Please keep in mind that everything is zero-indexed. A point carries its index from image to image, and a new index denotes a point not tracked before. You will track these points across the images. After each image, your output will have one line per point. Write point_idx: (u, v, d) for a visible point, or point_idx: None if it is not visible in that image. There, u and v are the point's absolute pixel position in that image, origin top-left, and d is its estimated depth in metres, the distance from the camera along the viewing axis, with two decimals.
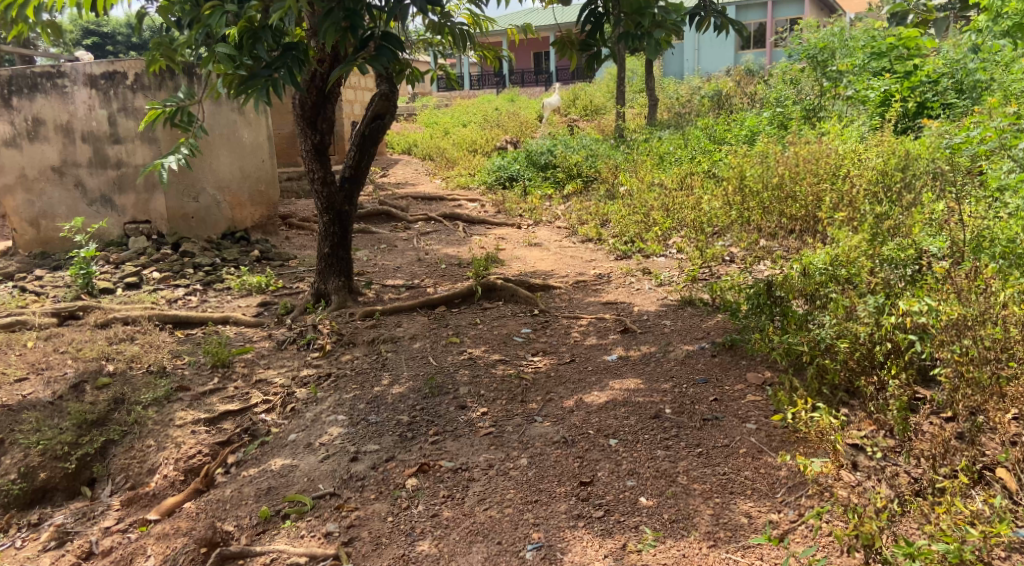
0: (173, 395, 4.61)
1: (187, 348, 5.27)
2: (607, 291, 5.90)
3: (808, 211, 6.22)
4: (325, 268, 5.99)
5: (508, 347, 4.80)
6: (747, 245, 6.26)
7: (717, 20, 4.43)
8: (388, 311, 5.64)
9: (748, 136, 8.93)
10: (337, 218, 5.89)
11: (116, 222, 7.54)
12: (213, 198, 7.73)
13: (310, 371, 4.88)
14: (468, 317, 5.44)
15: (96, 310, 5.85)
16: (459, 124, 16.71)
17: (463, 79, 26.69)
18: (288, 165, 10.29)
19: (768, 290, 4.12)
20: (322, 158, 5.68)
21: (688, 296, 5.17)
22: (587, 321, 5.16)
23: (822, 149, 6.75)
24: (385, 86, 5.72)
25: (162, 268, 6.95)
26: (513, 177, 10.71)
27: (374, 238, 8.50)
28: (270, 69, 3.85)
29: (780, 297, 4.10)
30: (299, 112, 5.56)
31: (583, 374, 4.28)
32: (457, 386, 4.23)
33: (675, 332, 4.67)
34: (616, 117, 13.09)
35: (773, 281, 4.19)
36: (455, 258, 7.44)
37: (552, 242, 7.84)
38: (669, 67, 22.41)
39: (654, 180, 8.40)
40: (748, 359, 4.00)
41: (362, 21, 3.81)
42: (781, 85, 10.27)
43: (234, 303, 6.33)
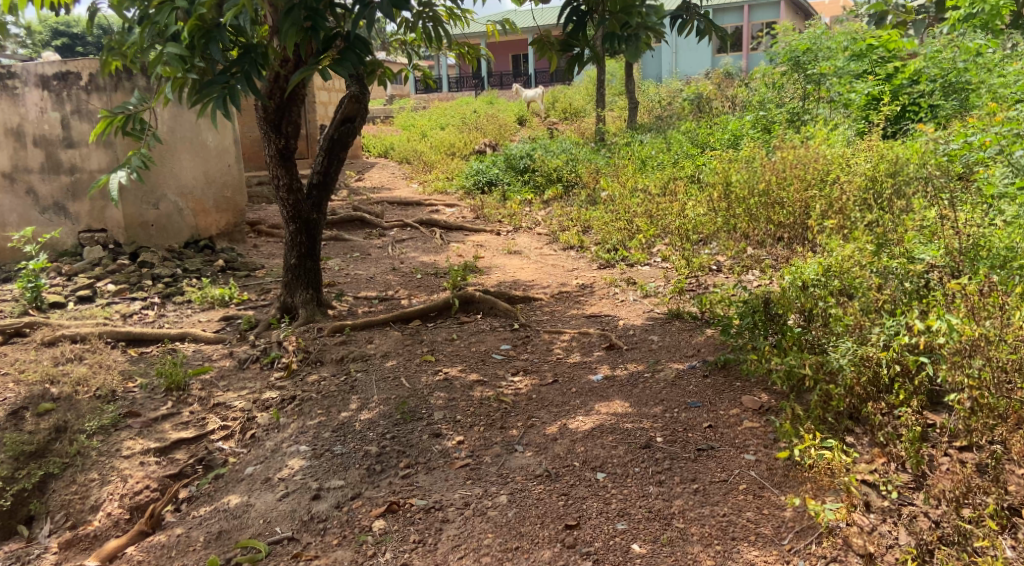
0: (120, 422, 4.30)
1: (140, 369, 4.93)
2: (590, 303, 5.61)
3: (796, 218, 5.97)
4: (292, 280, 5.65)
5: (486, 366, 4.49)
6: (735, 253, 6.00)
7: (701, 25, 4.14)
8: (358, 326, 5.30)
9: (731, 140, 8.71)
10: (304, 227, 5.55)
11: (70, 231, 7.13)
12: (175, 205, 7.38)
13: (273, 394, 4.54)
14: (444, 333, 5.12)
15: (44, 326, 5.50)
16: (436, 127, 16.37)
17: (441, 82, 26.38)
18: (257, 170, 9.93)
19: (765, 307, 3.86)
20: (287, 163, 5.35)
21: (677, 310, 4.89)
22: (570, 336, 4.86)
23: (809, 154, 6.49)
24: (355, 87, 5.39)
25: (118, 280, 6.57)
26: (491, 181, 10.40)
27: (346, 246, 8.14)
28: (227, 75, 3.47)
29: (776, 313, 3.82)
30: (262, 115, 5.20)
31: (566, 397, 3.97)
32: (431, 412, 3.91)
33: (664, 349, 4.39)
34: (596, 120, 12.83)
35: (769, 296, 3.93)
36: (431, 267, 7.11)
37: (532, 250, 7.55)
38: (648, 70, 22.23)
39: (636, 185, 8.16)
40: (743, 381, 3.72)
41: (325, 22, 3.50)
42: (764, 88, 10.06)
43: (194, 317, 5.97)
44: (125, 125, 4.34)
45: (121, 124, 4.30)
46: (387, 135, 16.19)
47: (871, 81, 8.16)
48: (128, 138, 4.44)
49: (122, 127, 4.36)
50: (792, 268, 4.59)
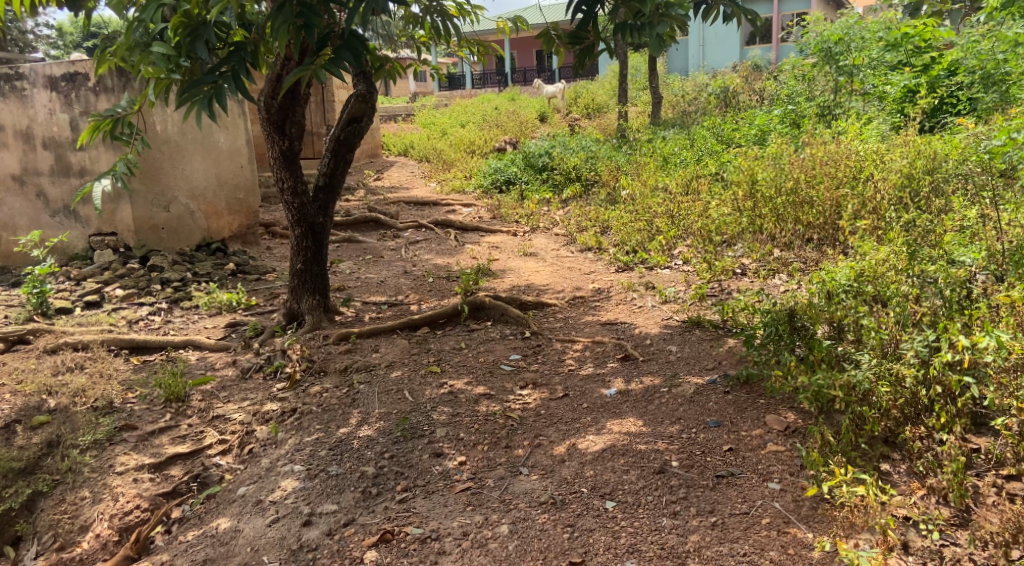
0: (115, 436, 4.15)
1: (140, 378, 4.78)
2: (606, 309, 5.36)
3: (826, 218, 5.71)
4: (298, 286, 5.47)
5: (494, 378, 4.27)
6: (760, 256, 5.72)
7: (727, 9, 3.85)
8: (364, 334, 5.12)
9: (757, 136, 8.38)
10: (310, 231, 5.36)
11: (80, 234, 7.02)
12: (186, 207, 7.25)
13: (273, 406, 4.36)
14: (452, 341, 4.92)
15: (47, 334, 5.38)
16: (457, 124, 16.18)
17: (464, 79, 26.19)
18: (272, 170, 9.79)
19: (790, 318, 3.59)
20: (292, 166, 5.17)
21: (697, 318, 4.63)
22: (583, 346, 4.63)
23: (840, 150, 6.18)
24: (362, 86, 5.18)
25: (126, 284, 6.44)
26: (509, 180, 10.17)
27: (359, 248, 7.97)
28: (215, 75, 3.22)
29: (803, 324, 3.56)
30: (265, 116, 5.02)
31: (577, 413, 3.74)
32: (433, 428, 3.70)
33: (682, 361, 4.13)
34: (618, 116, 12.54)
35: (794, 307, 3.66)
36: (444, 270, 6.91)
37: (549, 252, 7.30)
38: (673, 64, 21.85)
39: (657, 183, 7.89)
40: (766, 398, 3.46)
41: (319, 20, 3.21)
42: (793, 81, 9.71)
43: (200, 323, 5.82)
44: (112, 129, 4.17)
45: (109, 129, 4.12)
46: (407, 134, 16.04)
47: (906, 73, 7.81)
48: (119, 143, 4.29)
49: (109, 132, 4.18)
50: (821, 273, 4.34)
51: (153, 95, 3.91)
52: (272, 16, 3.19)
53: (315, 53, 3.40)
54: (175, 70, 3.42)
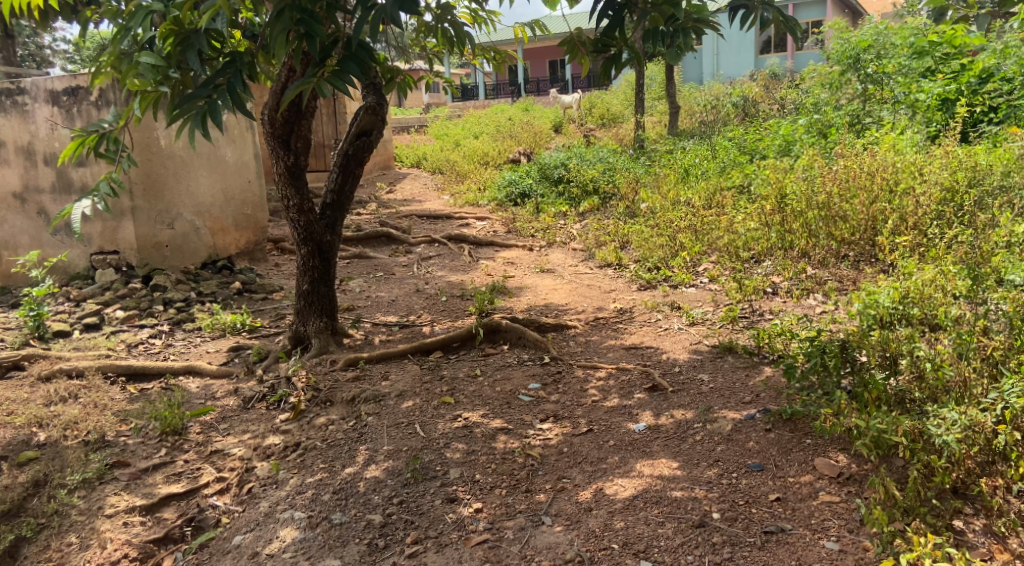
0: (106, 475, 3.88)
1: (136, 408, 4.51)
2: (630, 331, 5.05)
3: (861, 235, 5.43)
4: (305, 308, 5.19)
5: (512, 410, 3.97)
6: (793, 274, 5.39)
7: (766, 14, 3.50)
8: (374, 359, 4.84)
9: (783, 147, 8.06)
10: (317, 250, 5.09)
11: (81, 254, 6.75)
12: (191, 224, 7.02)
13: (276, 440, 4.08)
14: (467, 368, 4.62)
15: (42, 360, 5.14)
16: (469, 135, 15.93)
17: (477, 89, 25.99)
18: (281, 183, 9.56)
19: (840, 348, 3.26)
20: (297, 182, 4.91)
21: (730, 343, 4.31)
22: (607, 373, 4.33)
23: (875, 161, 5.83)
24: (371, 98, 4.94)
25: (128, 305, 6.19)
26: (524, 193, 9.87)
27: (369, 264, 7.71)
28: (209, 88, 2.93)
29: (855, 353, 3.24)
30: (268, 131, 4.77)
31: (603, 452, 3.43)
32: (446, 469, 3.40)
33: (716, 393, 3.81)
34: (635, 127, 12.23)
35: (845, 338, 3.34)
36: (458, 288, 6.62)
37: (567, 269, 7.00)
38: (689, 73, 21.55)
39: (679, 197, 7.59)
40: (814, 438, 3.15)
41: (321, 27, 2.89)
42: (818, 89, 9.37)
43: (203, 347, 5.55)
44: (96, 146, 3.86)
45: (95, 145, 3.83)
46: (420, 145, 15.80)
47: (940, 79, 7.46)
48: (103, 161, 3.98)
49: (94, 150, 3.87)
50: (864, 295, 4.07)
51: (137, 110, 3.58)
52: (270, 24, 2.88)
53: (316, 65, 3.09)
54: (163, 82, 3.14)
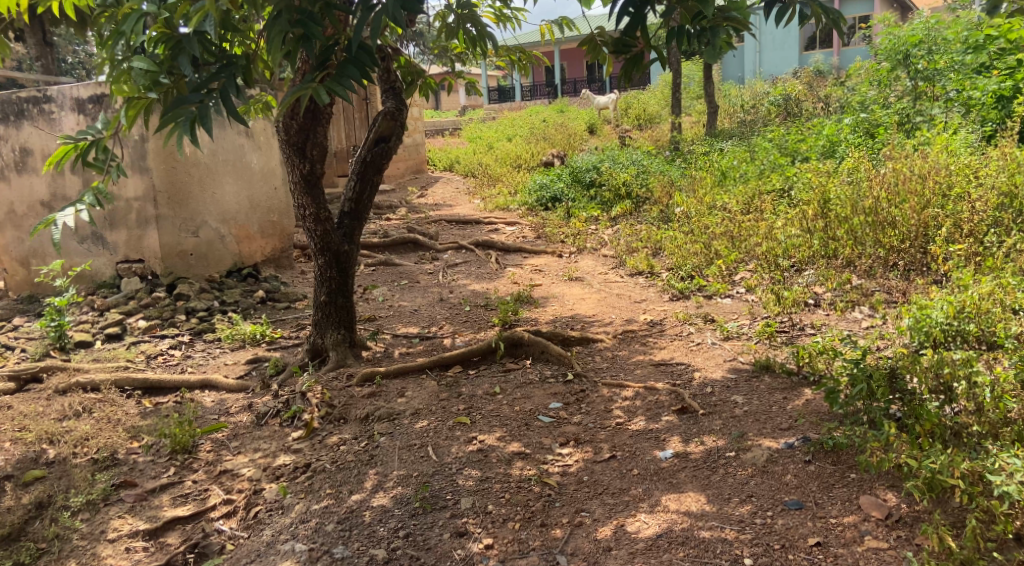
0: (111, 496, 3.77)
1: (147, 424, 4.40)
2: (660, 346, 4.79)
3: (912, 243, 5.12)
4: (322, 319, 5.03)
5: (530, 432, 3.75)
6: (836, 285, 5.07)
7: (805, 8, 3.21)
8: (391, 374, 4.67)
9: (826, 148, 7.71)
10: (335, 260, 4.92)
11: (107, 262, 6.66)
12: (216, 232, 6.93)
13: (286, 460, 3.93)
14: (487, 385, 4.42)
15: (59, 373, 5.06)
16: (503, 138, 15.73)
17: (513, 90, 25.79)
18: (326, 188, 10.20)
19: (891, 378, 3.06)
20: (314, 191, 4.75)
21: (766, 362, 4.02)
22: (633, 393, 4.08)
23: (926, 163, 5.58)
24: (390, 103, 4.89)
25: (150, 314, 6.10)
26: (556, 197, 9.63)
27: (396, 271, 7.57)
28: (202, 93, 2.77)
29: (906, 384, 3.03)
30: (283, 138, 4.63)
31: (626, 482, 3.20)
32: (457, 498, 3.21)
33: (750, 418, 3.54)
34: (672, 128, 11.90)
35: (896, 363, 3.13)
36: (483, 297, 6.41)
37: (596, 277, 6.74)
38: (729, 72, 21.06)
39: (715, 202, 7.30)
40: (859, 472, 2.91)
41: (320, 29, 2.70)
42: (864, 88, 8.97)
43: (221, 359, 5.42)
44: (88, 153, 3.63)
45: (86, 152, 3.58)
46: (453, 148, 15.63)
47: (996, 74, 7.04)
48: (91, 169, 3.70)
49: (85, 158, 3.64)
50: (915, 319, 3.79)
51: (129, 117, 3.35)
52: (267, 25, 2.71)
53: (313, 69, 2.91)
54: (154, 89, 2.97)
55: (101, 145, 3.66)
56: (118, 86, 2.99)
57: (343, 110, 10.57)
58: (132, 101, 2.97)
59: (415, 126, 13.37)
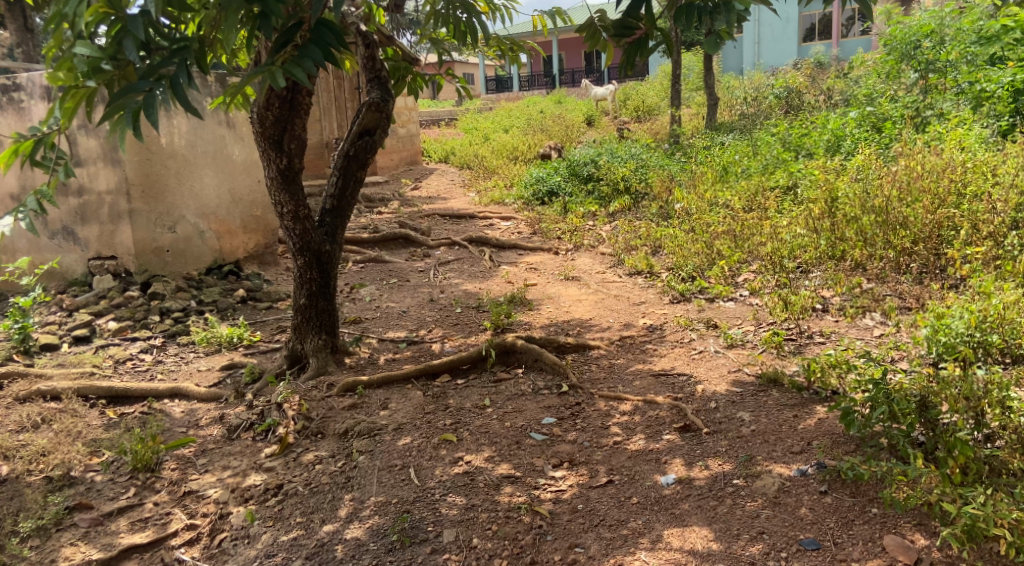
0: (64, 520, 3.47)
1: (110, 438, 4.10)
2: (660, 354, 4.49)
3: (924, 245, 4.83)
4: (301, 324, 4.73)
5: (522, 452, 3.47)
6: (845, 289, 4.80)
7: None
8: (374, 384, 4.36)
9: (832, 142, 7.41)
10: (315, 260, 4.62)
11: (79, 259, 6.28)
12: (195, 227, 6.61)
13: (256, 479, 3.63)
14: (475, 396, 4.13)
15: (21, 379, 4.74)
16: (499, 130, 15.37)
17: (511, 81, 25.38)
18: (318, 177, 10.36)
19: (922, 408, 2.78)
20: (292, 187, 4.44)
21: (774, 375, 3.75)
22: (632, 407, 3.79)
23: (941, 161, 5.29)
24: (375, 93, 4.56)
25: (121, 315, 5.78)
26: (552, 191, 9.31)
27: (384, 269, 7.27)
28: (151, 80, 2.46)
29: (938, 414, 2.75)
30: (258, 131, 4.31)
31: (623, 512, 2.92)
32: (438, 530, 2.94)
33: (758, 439, 3.25)
34: (671, 120, 11.58)
35: (924, 387, 2.85)
36: (474, 298, 6.10)
37: (593, 276, 6.44)
38: (730, 63, 20.66)
39: (716, 198, 7.02)
40: (881, 507, 2.64)
41: (279, 5, 2.40)
42: (872, 81, 8.66)
43: (195, 364, 5.12)
44: (33, 150, 3.27)
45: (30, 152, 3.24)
46: (448, 140, 15.30)
47: (1010, 65, 6.73)
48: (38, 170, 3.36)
49: (30, 156, 3.29)
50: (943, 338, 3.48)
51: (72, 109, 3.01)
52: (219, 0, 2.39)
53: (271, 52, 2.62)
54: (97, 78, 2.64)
55: (48, 142, 3.30)
56: (58, 76, 2.66)
57: (334, 98, 10.65)
58: (72, 92, 2.64)
59: (409, 117, 13.03)
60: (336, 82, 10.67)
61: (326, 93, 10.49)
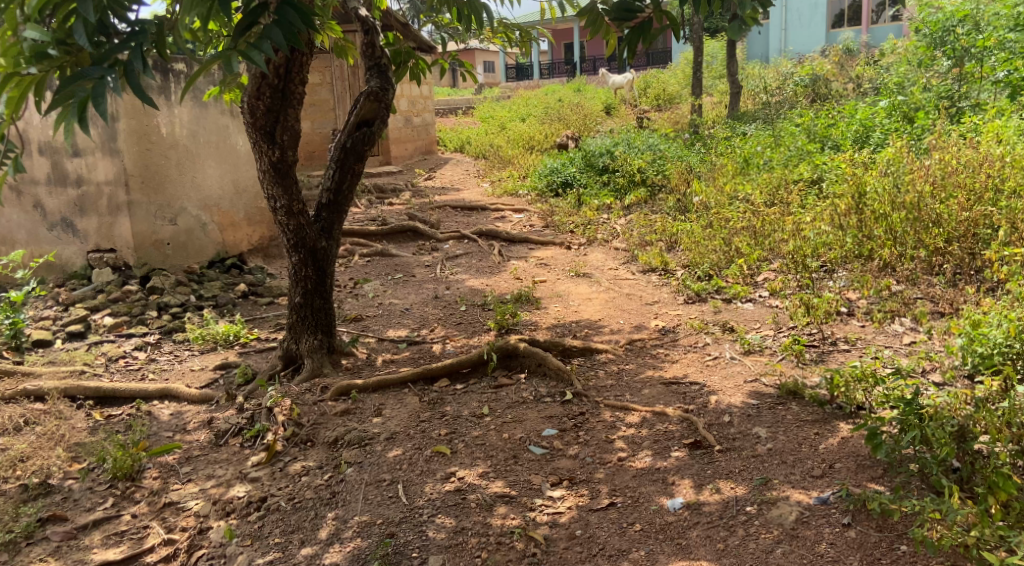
0: (36, 534, 3.29)
1: (92, 442, 3.91)
2: (672, 359, 4.23)
3: (958, 244, 4.52)
4: (296, 323, 4.51)
5: (520, 467, 3.24)
6: (873, 292, 4.50)
7: None
8: (369, 388, 4.14)
9: (859, 134, 7.08)
10: (311, 257, 4.39)
11: (77, 251, 5.95)
12: (197, 219, 6.43)
13: (240, 491, 3.42)
14: (473, 403, 3.90)
15: (8, 378, 4.57)
16: (516, 118, 15.09)
17: (531, 68, 25.03)
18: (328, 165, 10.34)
19: (961, 437, 2.53)
20: (285, 181, 4.22)
21: (795, 387, 3.48)
22: (639, 419, 3.53)
23: (977, 155, 4.97)
24: (374, 81, 4.32)
25: (117, 311, 5.57)
26: (567, 182, 9.02)
27: (390, 263, 7.05)
28: (103, 67, 2.24)
29: (977, 444, 2.49)
30: (249, 121, 4.08)
31: (624, 541, 2.68)
32: (424, 557, 2.73)
33: (775, 460, 2.99)
34: (692, 109, 11.23)
35: (962, 414, 2.58)
36: (480, 295, 5.87)
37: (606, 273, 6.17)
38: (754, 49, 20.18)
39: (736, 192, 6.71)
40: (911, 545, 2.39)
41: None
42: (904, 70, 8.28)
43: (188, 363, 4.93)
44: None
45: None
46: (465, 129, 15.04)
47: None
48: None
49: None
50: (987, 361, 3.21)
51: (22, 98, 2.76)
52: None
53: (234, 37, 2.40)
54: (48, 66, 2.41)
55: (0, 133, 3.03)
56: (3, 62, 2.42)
57: (348, 86, 10.50)
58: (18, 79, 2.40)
59: (424, 105, 12.80)
60: (351, 70, 10.51)
61: (340, 81, 10.35)
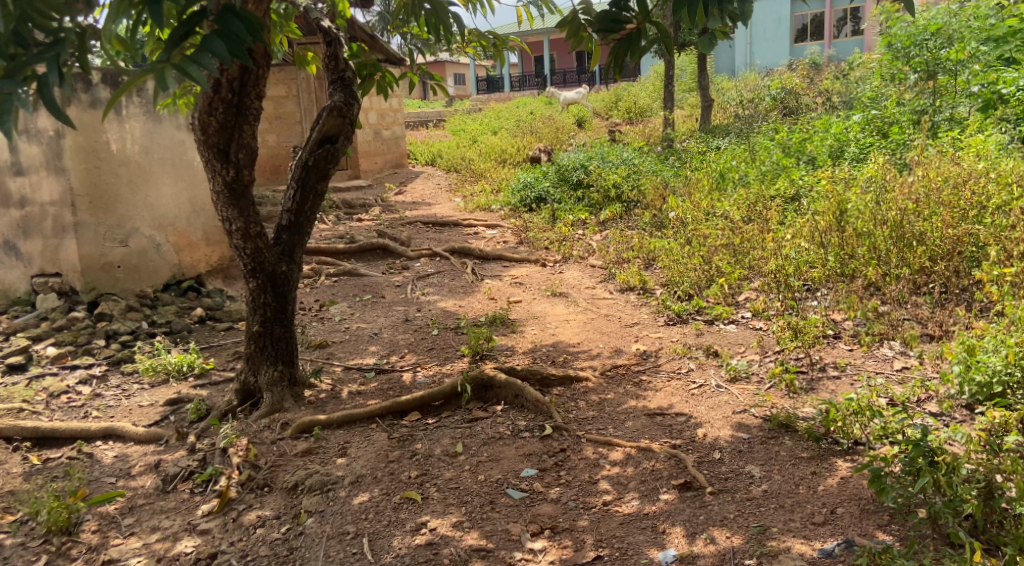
0: None
1: (27, 491, 3.57)
2: (656, 387, 4.01)
3: (945, 264, 4.39)
4: (253, 354, 4.20)
5: (498, 514, 2.98)
6: (860, 313, 4.33)
7: None
8: (333, 423, 3.85)
9: (835, 148, 6.99)
10: (270, 283, 4.10)
11: (19, 276, 5.43)
12: (150, 240, 6.04)
13: (188, 545, 3.12)
14: (446, 439, 3.63)
15: None
16: (487, 131, 14.88)
17: (501, 81, 24.88)
18: None
19: (990, 490, 2.34)
20: (241, 203, 3.93)
21: (787, 420, 3.27)
22: (623, 456, 3.30)
23: (960, 171, 4.85)
24: (336, 96, 4.07)
25: (62, 340, 5.21)
26: (540, 197, 8.80)
27: (358, 284, 6.76)
28: (14, 80, 1.98)
29: (1006, 501, 2.31)
30: (201, 139, 3.79)
31: None
32: None
33: (772, 504, 2.78)
34: (665, 122, 11.11)
35: (988, 466, 2.41)
36: (452, 318, 5.61)
37: (583, 292, 5.94)
38: (722, 62, 20.25)
39: (714, 208, 6.54)
40: None
41: None
42: (877, 83, 8.23)
43: (139, 398, 4.60)
44: None
45: None
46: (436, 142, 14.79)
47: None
48: None
49: None
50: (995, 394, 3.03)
51: None
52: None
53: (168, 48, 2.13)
54: None
55: None
56: None
57: (315, 99, 10.22)
58: None
59: (393, 119, 12.52)
60: (318, 82, 10.22)
61: (306, 94, 10.07)
